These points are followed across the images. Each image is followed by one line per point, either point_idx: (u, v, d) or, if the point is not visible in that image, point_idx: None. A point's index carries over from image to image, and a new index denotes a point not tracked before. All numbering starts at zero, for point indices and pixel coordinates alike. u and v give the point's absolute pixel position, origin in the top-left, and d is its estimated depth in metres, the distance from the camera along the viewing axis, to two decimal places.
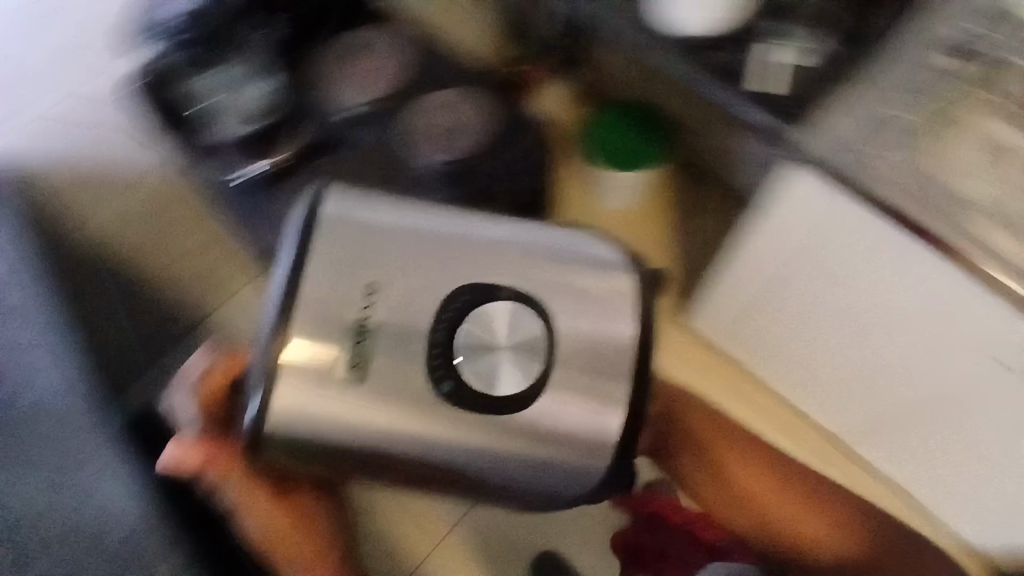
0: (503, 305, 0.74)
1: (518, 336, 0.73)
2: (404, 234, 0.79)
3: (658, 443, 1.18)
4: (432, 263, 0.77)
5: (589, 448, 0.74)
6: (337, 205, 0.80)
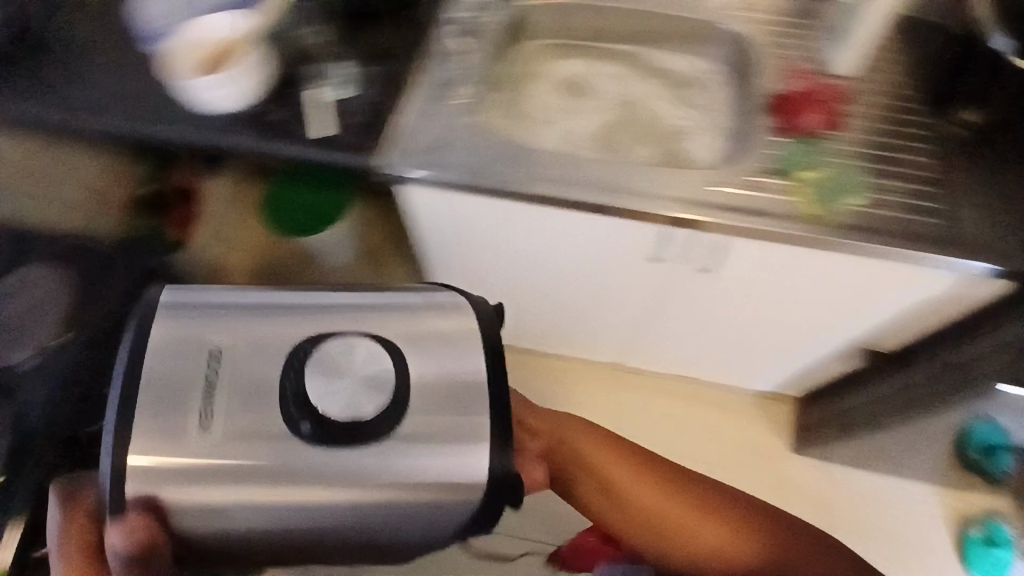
0: (340, 342, 0.62)
1: (364, 411, 0.59)
2: (203, 329, 0.64)
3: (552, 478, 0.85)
4: (261, 339, 0.64)
5: (461, 500, 0.63)
6: (176, 299, 0.66)
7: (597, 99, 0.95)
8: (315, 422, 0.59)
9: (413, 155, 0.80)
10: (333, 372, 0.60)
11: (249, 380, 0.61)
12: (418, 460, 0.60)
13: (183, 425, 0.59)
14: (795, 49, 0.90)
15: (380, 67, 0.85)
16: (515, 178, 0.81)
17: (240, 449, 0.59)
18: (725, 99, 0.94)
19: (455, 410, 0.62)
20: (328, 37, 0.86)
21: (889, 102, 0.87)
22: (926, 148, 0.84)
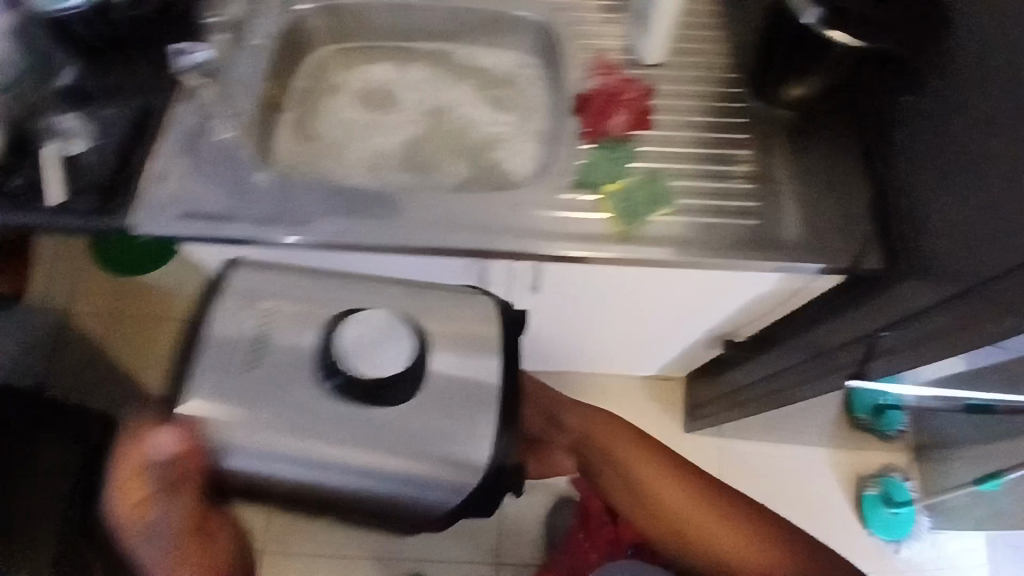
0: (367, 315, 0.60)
1: (397, 364, 0.58)
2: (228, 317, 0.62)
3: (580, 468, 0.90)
4: (293, 314, 0.63)
5: (454, 482, 0.60)
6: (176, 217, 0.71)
7: (403, 111, 0.87)
8: (343, 368, 0.58)
9: (173, 213, 0.71)
10: (380, 339, 0.59)
11: (278, 356, 0.61)
12: (443, 418, 0.60)
13: (233, 366, 0.60)
14: (602, 37, 0.82)
15: (137, 107, 0.75)
16: (296, 218, 0.73)
17: (284, 415, 0.59)
18: (542, 97, 0.86)
19: (478, 402, 0.61)
20: (78, 68, 0.76)
21: (700, 95, 0.80)
22: (746, 137, 0.78)
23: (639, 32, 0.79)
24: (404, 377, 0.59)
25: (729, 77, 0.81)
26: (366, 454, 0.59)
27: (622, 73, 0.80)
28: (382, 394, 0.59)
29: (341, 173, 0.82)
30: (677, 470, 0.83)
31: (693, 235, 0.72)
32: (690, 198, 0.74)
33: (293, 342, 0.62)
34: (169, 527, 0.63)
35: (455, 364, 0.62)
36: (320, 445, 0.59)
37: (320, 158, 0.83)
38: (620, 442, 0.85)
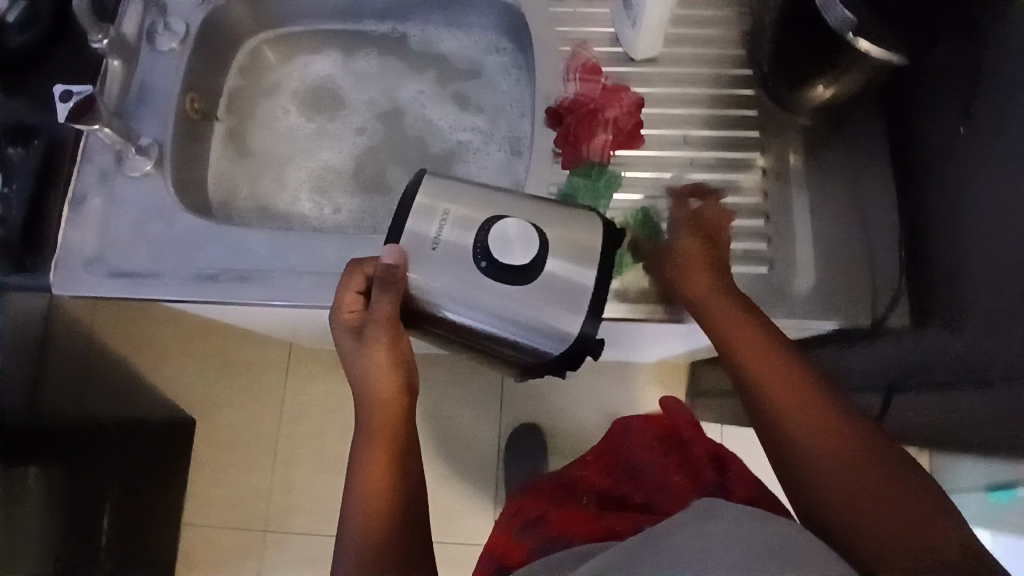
0: (512, 223, 0.53)
1: (528, 253, 0.53)
2: (251, 237, 0.64)
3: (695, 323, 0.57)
4: (473, 198, 0.55)
5: (542, 341, 0.55)
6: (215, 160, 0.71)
7: (354, 116, 0.75)
8: (487, 256, 0.53)
9: (98, 273, 0.62)
10: (523, 236, 0.54)
11: (449, 243, 0.54)
12: (559, 302, 0.54)
13: (434, 225, 0.54)
14: (586, 24, 0.69)
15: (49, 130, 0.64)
16: (237, 271, 0.63)
17: (452, 285, 0.54)
18: (515, 94, 0.74)
19: (579, 295, 0.54)
20: None
21: (704, 102, 0.68)
22: (761, 153, 0.66)
23: (627, 21, 0.65)
24: (524, 270, 0.53)
25: (741, 76, 0.68)
26: (468, 299, 0.54)
27: (607, 76, 0.67)
28: (514, 277, 0.53)
29: (284, 199, 0.73)
30: (821, 409, 0.51)
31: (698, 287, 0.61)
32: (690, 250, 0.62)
33: (463, 231, 0.54)
34: (374, 338, 0.55)
35: (571, 253, 0.54)
36: (466, 288, 0.54)
37: (263, 179, 0.73)
38: (776, 366, 0.53)
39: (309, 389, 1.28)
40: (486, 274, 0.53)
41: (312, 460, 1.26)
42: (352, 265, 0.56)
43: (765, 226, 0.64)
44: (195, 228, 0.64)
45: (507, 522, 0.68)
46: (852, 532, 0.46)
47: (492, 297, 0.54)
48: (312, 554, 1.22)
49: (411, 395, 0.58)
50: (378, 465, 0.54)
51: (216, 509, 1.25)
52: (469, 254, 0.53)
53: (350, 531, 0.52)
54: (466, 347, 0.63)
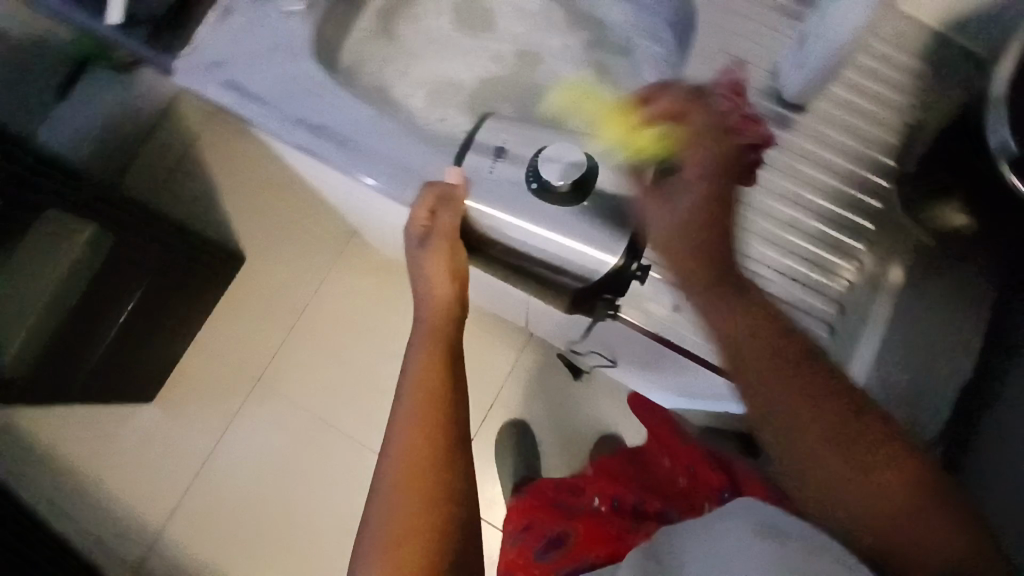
0: (558, 146, 0.61)
1: (578, 169, 0.60)
2: (353, 108, 0.65)
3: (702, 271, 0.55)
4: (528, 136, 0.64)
5: (588, 265, 0.60)
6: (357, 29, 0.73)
7: (496, 44, 0.77)
8: (539, 178, 0.61)
9: (216, 78, 0.66)
10: (570, 156, 0.60)
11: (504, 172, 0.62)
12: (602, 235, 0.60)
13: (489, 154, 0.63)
14: (754, 46, 0.66)
15: None
16: (331, 130, 0.65)
17: (506, 206, 0.61)
18: (651, 87, 0.72)
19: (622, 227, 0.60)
20: None
21: (837, 172, 0.64)
22: (868, 249, 0.63)
23: (794, 60, 0.63)
24: (580, 185, 0.60)
25: (884, 163, 0.64)
26: (519, 214, 0.60)
27: (753, 104, 0.64)
28: (569, 193, 0.60)
29: (400, 88, 0.75)
30: (845, 429, 0.48)
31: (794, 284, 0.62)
32: (795, 252, 0.62)
33: (517, 163, 0.62)
34: (434, 251, 0.59)
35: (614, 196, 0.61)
36: (517, 204, 0.61)
37: (392, 64, 0.76)
38: (801, 376, 0.50)
39: (349, 278, 1.33)
40: (542, 188, 0.60)
41: (322, 340, 1.30)
42: (426, 190, 0.60)
43: (834, 314, 0.61)
44: (307, 78, 0.66)
45: (520, 541, 0.81)
46: (886, 538, 0.46)
47: (548, 207, 0.60)
48: (284, 420, 1.27)
49: (461, 311, 0.61)
50: (427, 366, 0.55)
51: (225, 341, 1.32)
52: (525, 176, 0.61)
53: (394, 433, 0.52)
54: (521, 274, 0.66)
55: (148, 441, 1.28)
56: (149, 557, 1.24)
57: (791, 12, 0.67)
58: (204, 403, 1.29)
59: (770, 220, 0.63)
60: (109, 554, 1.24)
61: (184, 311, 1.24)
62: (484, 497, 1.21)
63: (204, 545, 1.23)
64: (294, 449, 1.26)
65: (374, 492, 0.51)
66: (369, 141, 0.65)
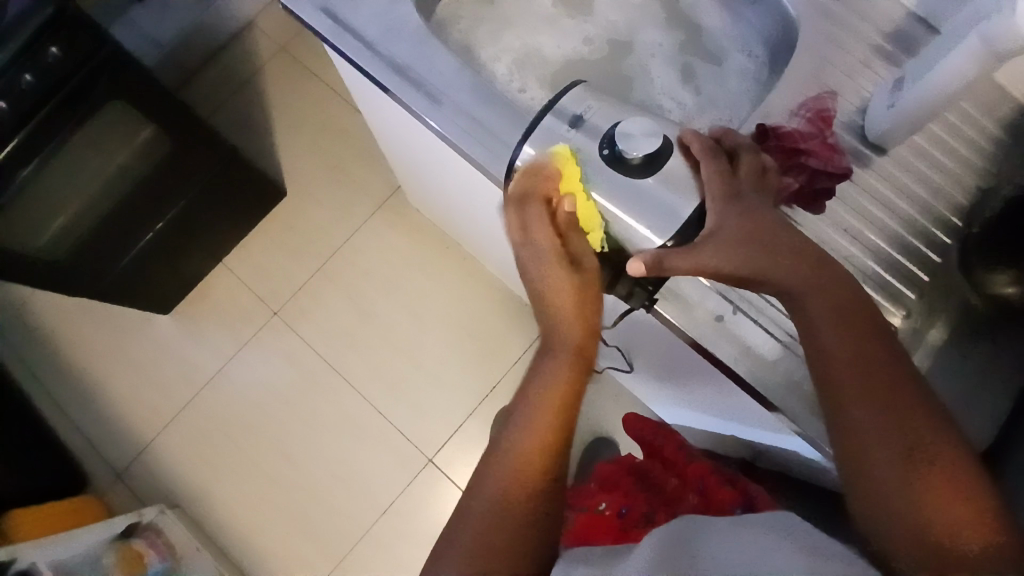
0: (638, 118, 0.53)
1: (655, 141, 0.52)
2: (441, 55, 0.65)
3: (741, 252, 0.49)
4: (616, 108, 0.56)
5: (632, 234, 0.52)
6: None
7: (590, 27, 0.78)
8: (612, 145, 0.53)
9: (315, 3, 0.66)
10: (646, 127, 0.52)
11: (578, 133, 0.54)
12: (656, 209, 0.51)
13: (568, 116, 0.56)
14: (848, 79, 0.66)
15: None
16: (416, 75, 0.65)
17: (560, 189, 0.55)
18: (736, 98, 0.73)
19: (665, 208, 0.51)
20: None
21: (902, 214, 0.64)
22: (917, 298, 0.62)
23: (886, 101, 0.62)
24: (654, 156, 0.52)
25: (949, 218, 0.64)
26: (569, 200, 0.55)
27: (836, 136, 0.65)
28: (641, 165, 0.52)
29: (487, 53, 0.76)
30: (883, 391, 0.46)
31: (894, 266, 0.63)
32: (897, 239, 0.64)
33: (593, 130, 0.55)
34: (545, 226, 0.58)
35: (688, 179, 0.52)
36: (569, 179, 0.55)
37: (485, 26, 0.77)
38: (869, 373, 0.47)
39: (387, 230, 1.34)
40: (605, 161, 0.53)
41: (345, 287, 1.32)
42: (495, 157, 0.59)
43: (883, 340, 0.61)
44: (403, 19, 0.66)
45: None
46: (909, 556, 0.43)
47: (602, 181, 0.53)
48: (294, 356, 1.29)
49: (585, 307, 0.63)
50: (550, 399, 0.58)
51: (251, 268, 1.33)
52: (597, 138, 0.53)
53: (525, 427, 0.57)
54: None
55: (157, 350, 1.30)
56: (136, 462, 1.25)
57: (890, 55, 0.67)
58: (219, 323, 1.31)
59: (869, 211, 0.64)
60: (98, 451, 1.26)
61: (218, 222, 1.24)
62: (471, 474, 1.22)
63: (192, 462, 1.25)
64: (297, 386, 1.27)
65: (478, 491, 0.56)
66: (450, 90, 0.64)
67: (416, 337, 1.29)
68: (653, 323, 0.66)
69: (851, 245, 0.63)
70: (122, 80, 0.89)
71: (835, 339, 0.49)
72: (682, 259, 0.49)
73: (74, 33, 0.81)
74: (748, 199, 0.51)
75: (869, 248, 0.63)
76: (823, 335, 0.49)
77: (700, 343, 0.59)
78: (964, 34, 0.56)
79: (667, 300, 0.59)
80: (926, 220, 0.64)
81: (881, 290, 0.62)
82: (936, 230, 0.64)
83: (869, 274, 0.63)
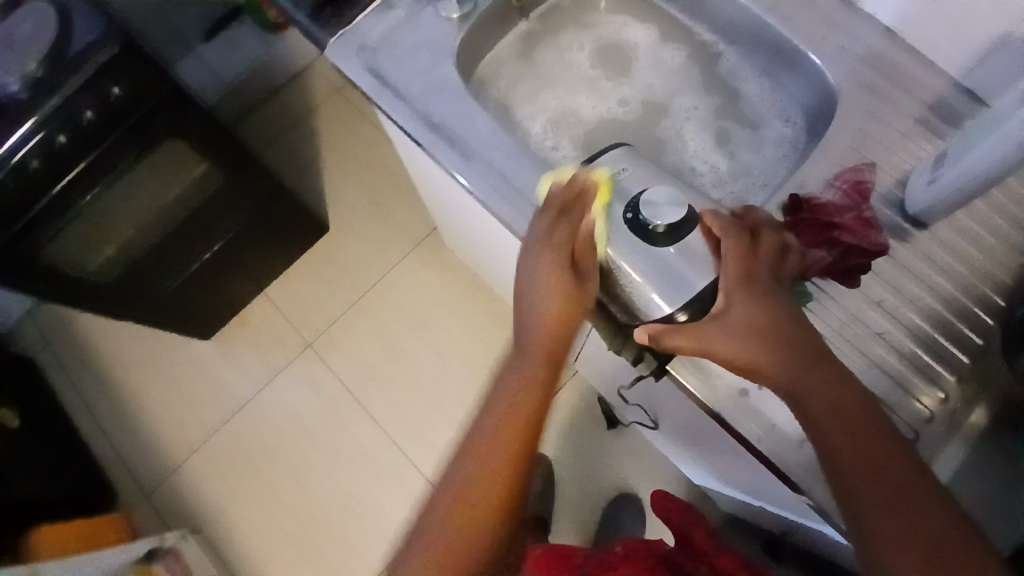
0: (665, 187, 0.53)
1: (680, 211, 0.52)
2: (478, 114, 0.67)
3: (751, 332, 0.48)
4: (647, 173, 0.56)
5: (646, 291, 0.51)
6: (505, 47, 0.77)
7: (628, 89, 0.79)
8: (636, 210, 0.52)
9: (361, 59, 0.69)
10: (671, 196, 0.52)
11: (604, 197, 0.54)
12: (668, 276, 0.50)
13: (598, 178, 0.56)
14: (888, 152, 0.65)
15: None
16: (451, 133, 0.67)
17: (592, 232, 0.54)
18: (771, 164, 0.73)
19: (678, 278, 0.50)
20: None
21: (942, 293, 0.62)
22: (956, 383, 0.59)
23: (927, 177, 0.60)
24: (678, 227, 0.51)
25: (994, 300, 0.61)
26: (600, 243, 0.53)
27: (874, 209, 0.63)
28: (665, 233, 0.51)
29: (524, 112, 0.77)
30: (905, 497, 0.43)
31: (933, 349, 0.60)
32: (938, 320, 0.61)
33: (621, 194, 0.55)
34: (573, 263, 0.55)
35: (705, 251, 0.51)
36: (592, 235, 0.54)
37: (524, 84, 0.79)
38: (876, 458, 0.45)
39: (422, 269, 1.36)
40: (629, 226, 0.52)
41: (377, 323, 1.34)
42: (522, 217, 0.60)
43: (921, 424, 0.58)
44: (443, 79, 0.69)
45: None
46: None
47: (624, 243, 0.52)
48: (323, 388, 1.31)
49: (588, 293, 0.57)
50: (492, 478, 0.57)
51: (289, 298, 1.37)
52: (621, 202, 0.53)
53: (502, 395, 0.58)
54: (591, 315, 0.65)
55: (192, 373, 1.34)
56: (162, 482, 1.28)
57: (934, 129, 0.65)
58: (255, 352, 1.34)
59: (909, 290, 0.62)
60: (128, 469, 1.29)
61: (263, 247, 1.28)
62: None
63: (215, 487, 1.27)
64: (323, 418, 1.29)
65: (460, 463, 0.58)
66: (484, 148, 0.66)
67: (444, 377, 1.29)
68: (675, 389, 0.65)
69: (887, 324, 0.61)
70: (180, 115, 0.95)
71: (846, 439, 0.46)
72: (684, 339, 0.49)
73: (132, 71, 0.86)
74: (763, 282, 0.50)
75: (906, 329, 0.61)
76: (840, 414, 0.46)
77: (722, 418, 0.57)
78: (1006, 115, 0.54)
79: (688, 369, 0.58)
80: (968, 300, 0.61)
81: (920, 371, 0.59)
82: (979, 311, 0.61)
83: (906, 355, 0.60)
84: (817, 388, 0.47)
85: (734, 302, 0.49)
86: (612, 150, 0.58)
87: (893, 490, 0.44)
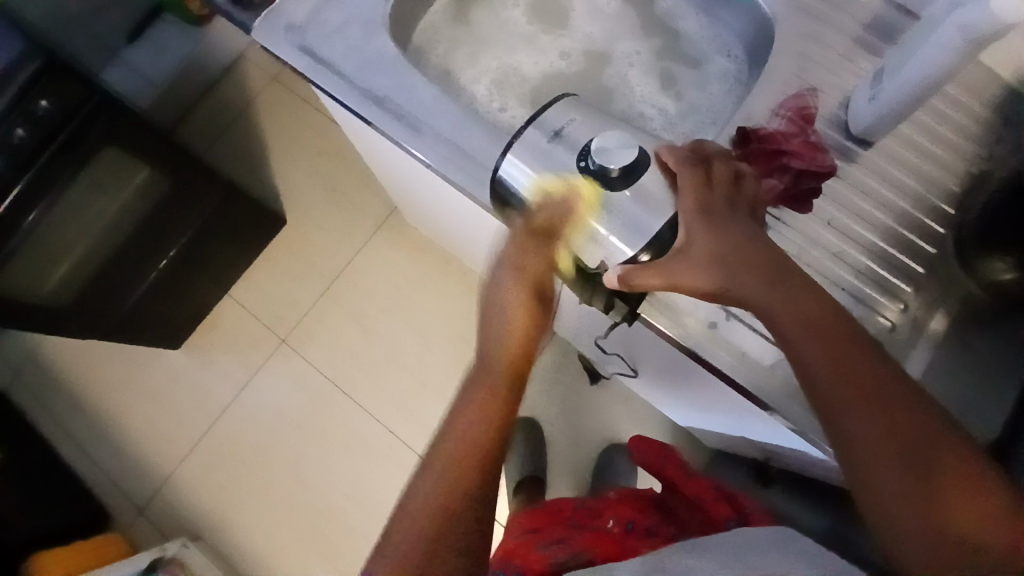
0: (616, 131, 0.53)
1: (631, 153, 0.52)
2: (419, 81, 0.66)
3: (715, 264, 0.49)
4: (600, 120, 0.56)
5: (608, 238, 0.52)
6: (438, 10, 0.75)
7: (568, 40, 0.78)
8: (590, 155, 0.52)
9: (292, 40, 0.67)
10: (621, 140, 0.53)
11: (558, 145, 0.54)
12: (627, 221, 0.51)
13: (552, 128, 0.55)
14: (829, 73, 0.65)
15: None
16: (394, 105, 0.65)
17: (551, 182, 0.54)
18: (717, 100, 0.73)
19: (637, 223, 0.51)
20: None
21: (894, 208, 0.63)
22: (913, 292, 0.61)
23: (868, 95, 0.61)
24: (631, 169, 0.52)
25: (942, 208, 0.63)
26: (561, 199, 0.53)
27: (819, 133, 0.64)
28: (620, 177, 0.52)
29: (466, 75, 0.76)
30: (869, 407, 0.46)
31: (892, 261, 0.62)
32: (894, 233, 0.62)
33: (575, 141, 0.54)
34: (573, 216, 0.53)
35: (662, 191, 0.52)
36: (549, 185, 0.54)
37: (461, 46, 0.77)
38: (852, 370, 0.47)
39: (388, 249, 1.35)
40: (586, 172, 0.52)
41: (350, 309, 1.33)
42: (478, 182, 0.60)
43: (885, 335, 0.60)
44: (377, 54, 0.67)
45: (524, 537, 0.84)
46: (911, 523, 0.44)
47: (584, 190, 0.52)
48: (305, 380, 1.30)
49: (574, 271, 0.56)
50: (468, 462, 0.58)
51: (255, 296, 1.35)
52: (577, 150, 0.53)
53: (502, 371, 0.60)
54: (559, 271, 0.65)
55: (169, 383, 1.32)
56: (155, 496, 1.27)
57: (871, 47, 0.66)
58: (230, 354, 1.32)
59: (863, 205, 0.63)
60: (118, 489, 1.28)
61: (223, 248, 1.25)
62: None
63: (208, 493, 1.26)
64: (309, 409, 1.29)
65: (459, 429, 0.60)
66: (429, 117, 0.65)
67: (425, 354, 1.29)
68: (648, 334, 0.66)
69: (844, 241, 0.62)
70: (116, 125, 0.90)
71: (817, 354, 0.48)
72: (652, 274, 0.49)
73: (60, 83, 0.83)
74: (720, 216, 0.51)
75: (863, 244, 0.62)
76: (810, 335, 0.48)
77: (696, 354, 0.59)
78: (941, 19, 0.55)
79: (656, 310, 0.59)
80: (919, 209, 0.63)
81: (879, 284, 0.61)
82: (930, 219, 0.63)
83: (863, 271, 0.61)
84: (782, 312, 0.49)
85: (693, 241, 0.50)
86: (562, 100, 0.58)
87: (867, 397, 0.46)
